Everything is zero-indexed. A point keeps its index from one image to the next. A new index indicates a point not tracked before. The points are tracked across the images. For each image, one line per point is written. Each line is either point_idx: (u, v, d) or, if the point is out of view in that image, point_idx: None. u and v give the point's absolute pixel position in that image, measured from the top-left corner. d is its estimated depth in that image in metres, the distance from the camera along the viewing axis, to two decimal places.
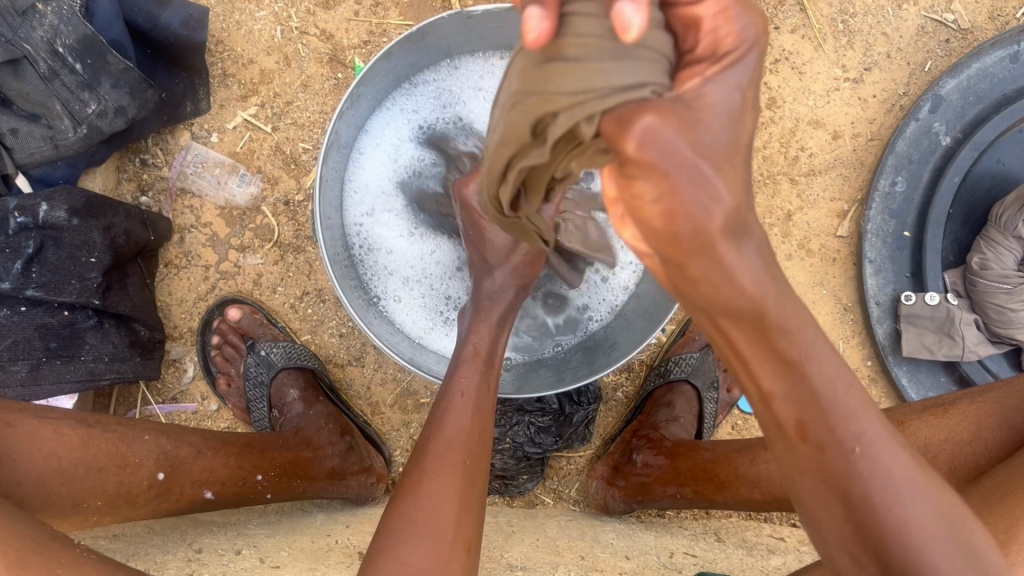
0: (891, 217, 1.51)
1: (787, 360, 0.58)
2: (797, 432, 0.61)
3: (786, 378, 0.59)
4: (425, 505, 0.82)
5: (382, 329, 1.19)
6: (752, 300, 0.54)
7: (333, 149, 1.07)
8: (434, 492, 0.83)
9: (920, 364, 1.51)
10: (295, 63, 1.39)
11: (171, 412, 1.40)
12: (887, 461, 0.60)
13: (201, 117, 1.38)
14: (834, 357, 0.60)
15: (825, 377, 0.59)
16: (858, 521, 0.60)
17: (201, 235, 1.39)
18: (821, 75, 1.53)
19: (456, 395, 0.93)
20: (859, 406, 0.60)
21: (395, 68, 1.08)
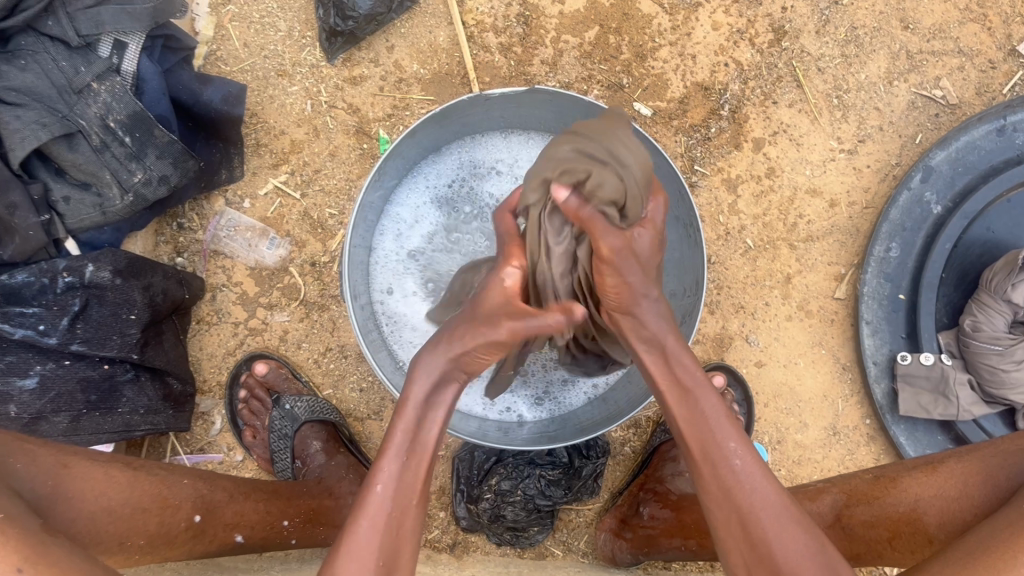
0: (886, 280, 1.58)
1: (683, 386, 0.90)
2: (699, 451, 0.88)
3: (683, 400, 0.90)
4: None
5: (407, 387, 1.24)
6: (656, 335, 0.92)
7: (362, 217, 1.15)
8: None
9: (917, 423, 1.56)
10: (323, 134, 1.50)
11: (199, 462, 1.47)
12: (753, 481, 0.85)
13: (235, 184, 1.48)
14: (718, 400, 0.90)
15: (709, 406, 0.89)
16: (748, 534, 0.83)
17: (232, 294, 1.48)
18: (818, 146, 1.62)
19: (392, 468, 0.82)
20: (734, 437, 0.87)
21: (419, 144, 1.18)
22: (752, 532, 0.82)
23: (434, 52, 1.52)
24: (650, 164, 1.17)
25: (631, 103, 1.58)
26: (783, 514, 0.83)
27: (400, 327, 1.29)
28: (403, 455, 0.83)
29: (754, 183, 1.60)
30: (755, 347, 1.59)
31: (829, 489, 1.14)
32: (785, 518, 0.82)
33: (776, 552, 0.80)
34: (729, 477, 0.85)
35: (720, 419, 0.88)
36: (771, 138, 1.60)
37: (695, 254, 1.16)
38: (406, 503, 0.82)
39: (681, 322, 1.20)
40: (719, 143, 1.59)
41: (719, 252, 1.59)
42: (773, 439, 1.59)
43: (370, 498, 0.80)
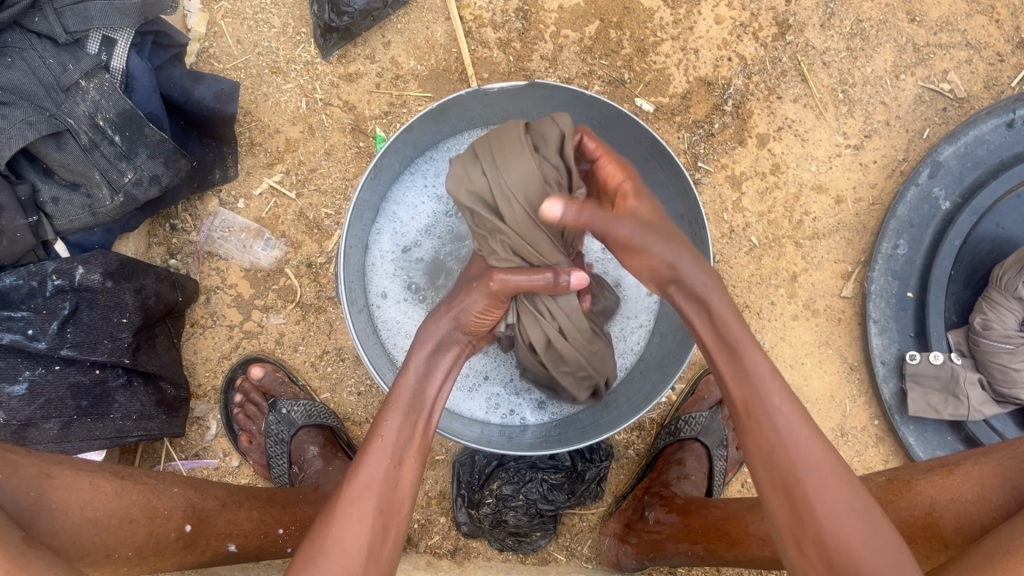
0: (893, 278, 1.55)
1: (729, 343, 0.83)
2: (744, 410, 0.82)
3: (731, 359, 0.83)
4: (346, 533, 0.79)
5: None
6: (699, 289, 0.85)
7: (358, 215, 1.12)
8: (348, 525, 0.80)
9: (926, 424, 1.53)
10: (319, 133, 1.46)
11: (194, 468, 1.44)
12: (804, 449, 0.79)
13: (229, 184, 1.45)
14: (766, 360, 0.83)
15: (757, 366, 0.82)
16: (793, 503, 0.79)
17: (227, 296, 1.45)
18: (823, 142, 1.59)
19: (396, 417, 0.89)
20: (782, 399, 0.81)
21: (416, 140, 1.15)
22: (799, 500, 0.78)
23: (432, 48, 1.49)
24: (654, 159, 1.14)
25: (633, 99, 1.55)
26: (835, 491, 0.78)
27: (398, 328, 1.26)
28: (404, 415, 0.89)
29: (758, 179, 1.57)
30: (761, 347, 1.56)
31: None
32: (839, 494, 0.78)
33: (825, 525, 0.77)
34: (767, 428, 0.80)
35: (745, 372, 0.82)
36: (775, 134, 1.57)
37: (701, 251, 1.13)
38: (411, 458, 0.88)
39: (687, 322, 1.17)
40: (723, 139, 1.56)
41: (724, 251, 1.56)
42: None
43: (378, 448, 0.86)
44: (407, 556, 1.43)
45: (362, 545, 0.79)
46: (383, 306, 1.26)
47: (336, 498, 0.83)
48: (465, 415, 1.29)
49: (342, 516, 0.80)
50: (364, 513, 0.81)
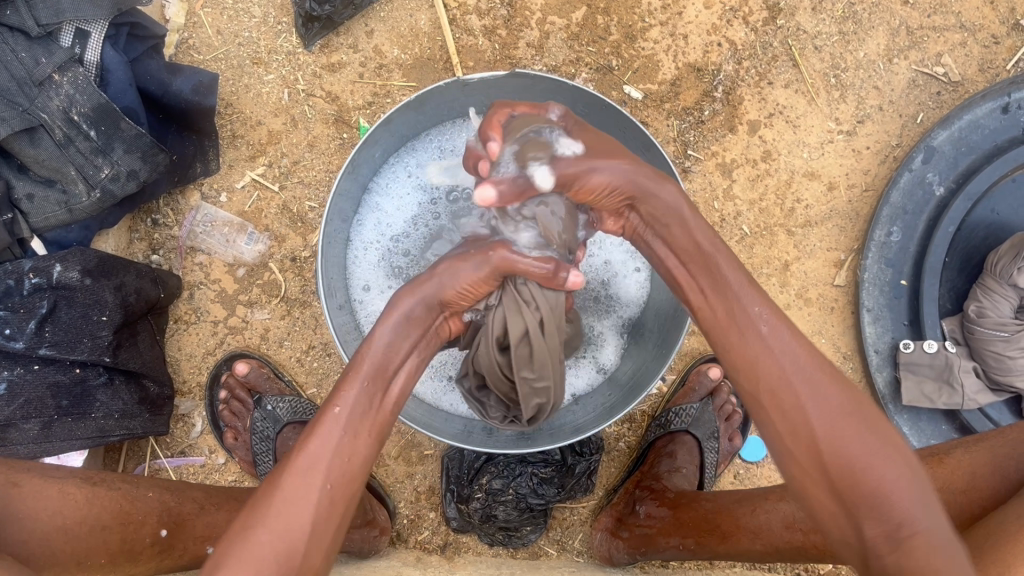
0: (887, 265, 1.53)
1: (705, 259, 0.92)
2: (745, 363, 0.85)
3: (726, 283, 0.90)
4: (287, 506, 0.77)
5: None
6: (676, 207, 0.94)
7: (336, 211, 1.10)
8: (291, 496, 0.78)
9: (920, 413, 1.52)
10: (302, 124, 1.44)
11: (179, 466, 1.42)
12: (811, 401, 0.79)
13: (211, 178, 1.43)
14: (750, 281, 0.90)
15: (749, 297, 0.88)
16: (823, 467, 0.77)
17: (210, 291, 1.43)
18: (815, 128, 1.56)
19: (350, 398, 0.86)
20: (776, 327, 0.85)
21: (395, 132, 1.13)
22: (827, 459, 0.77)
23: (415, 36, 1.46)
24: (639, 153, 1.12)
25: (621, 86, 1.52)
26: (856, 442, 0.77)
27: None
28: (358, 387, 0.87)
29: (750, 167, 1.54)
30: None
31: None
32: (860, 443, 0.77)
33: (868, 480, 0.75)
34: (760, 341, 0.84)
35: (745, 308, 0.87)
36: (766, 121, 1.55)
37: None
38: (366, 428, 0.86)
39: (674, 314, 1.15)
40: (713, 126, 1.53)
41: (715, 240, 1.54)
42: None
43: (329, 418, 0.84)
44: (396, 552, 1.41)
45: (306, 522, 0.77)
46: (366, 301, 1.24)
47: (281, 469, 0.81)
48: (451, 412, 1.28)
49: (286, 485, 0.79)
50: (308, 484, 0.79)
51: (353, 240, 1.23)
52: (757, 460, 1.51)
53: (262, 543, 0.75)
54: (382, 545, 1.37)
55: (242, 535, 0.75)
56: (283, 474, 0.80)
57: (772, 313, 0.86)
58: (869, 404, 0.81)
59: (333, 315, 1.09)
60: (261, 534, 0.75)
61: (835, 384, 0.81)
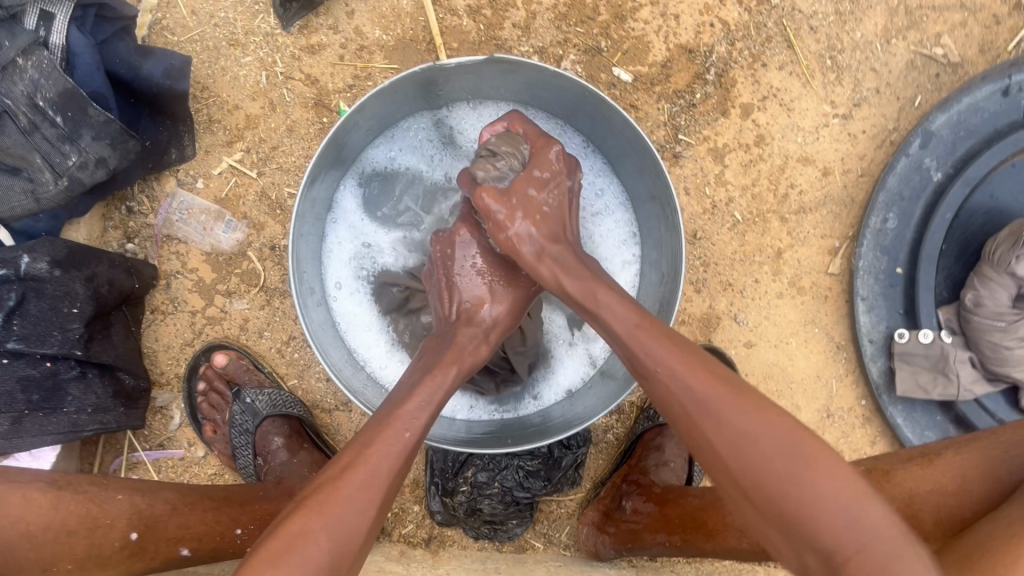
0: (883, 253, 1.49)
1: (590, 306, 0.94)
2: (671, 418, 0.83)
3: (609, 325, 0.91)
4: (290, 568, 0.72)
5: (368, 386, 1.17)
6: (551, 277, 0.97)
7: (308, 205, 1.07)
8: (296, 557, 0.73)
9: (915, 404, 1.49)
10: (280, 108, 1.40)
11: (158, 459, 1.39)
12: (717, 436, 0.77)
13: (186, 164, 1.38)
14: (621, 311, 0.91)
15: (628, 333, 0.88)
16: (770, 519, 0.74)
17: (187, 280, 1.39)
18: (810, 112, 1.52)
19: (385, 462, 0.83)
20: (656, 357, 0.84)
21: (369, 122, 1.09)
22: (755, 497, 0.75)
23: (398, 16, 1.41)
24: (623, 143, 1.08)
25: (610, 69, 1.48)
26: (783, 467, 0.74)
27: (359, 319, 1.21)
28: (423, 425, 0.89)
29: (742, 152, 1.50)
30: (745, 326, 1.50)
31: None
32: (779, 465, 0.74)
33: (809, 516, 0.71)
34: (715, 439, 0.77)
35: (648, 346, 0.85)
36: (760, 104, 1.50)
37: (673, 234, 1.06)
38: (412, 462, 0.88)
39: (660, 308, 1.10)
40: (705, 109, 1.49)
41: (707, 227, 1.50)
42: None
43: (399, 441, 0.85)
44: (380, 546, 1.38)
45: None
46: (344, 297, 1.21)
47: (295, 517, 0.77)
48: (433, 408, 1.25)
49: (349, 496, 0.79)
50: (311, 556, 0.74)
51: (330, 234, 1.20)
52: None
53: (321, 550, 0.74)
54: None
55: (300, 535, 0.75)
56: (350, 480, 0.80)
57: (719, 385, 0.80)
58: (790, 426, 0.77)
59: (305, 312, 1.06)
60: (321, 541, 0.75)
61: (796, 458, 0.74)
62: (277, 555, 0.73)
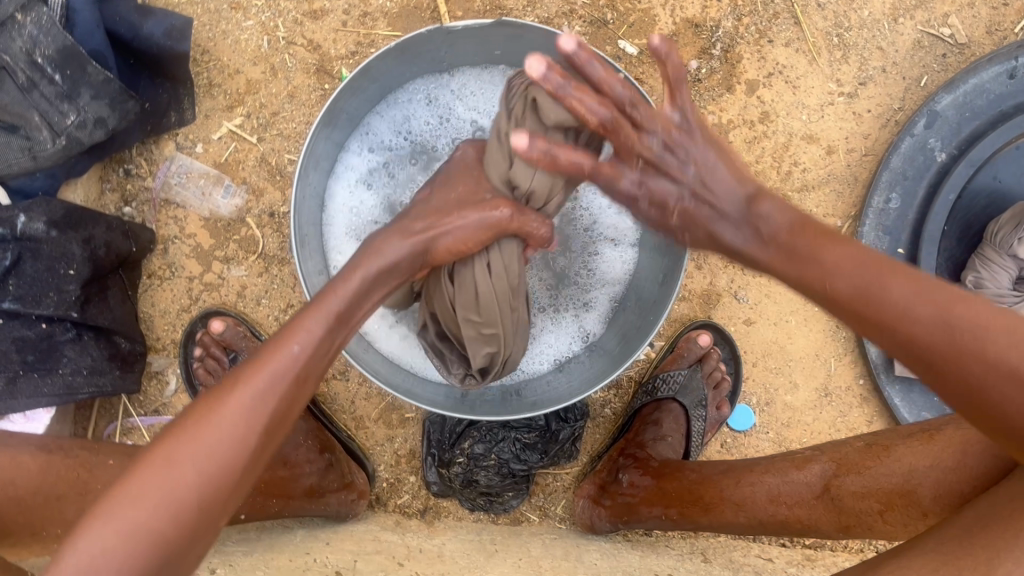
0: (885, 233, 1.49)
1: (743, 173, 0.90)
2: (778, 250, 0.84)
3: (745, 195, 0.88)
4: (183, 467, 0.68)
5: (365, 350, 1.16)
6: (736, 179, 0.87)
7: (311, 170, 1.06)
8: (189, 453, 0.69)
9: (912, 384, 1.47)
10: (282, 74, 1.38)
11: (152, 425, 1.38)
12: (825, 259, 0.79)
13: (186, 127, 1.37)
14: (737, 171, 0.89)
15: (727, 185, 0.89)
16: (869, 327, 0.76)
17: (185, 246, 1.38)
18: (815, 89, 1.51)
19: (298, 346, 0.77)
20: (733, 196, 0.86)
21: (374, 84, 1.08)
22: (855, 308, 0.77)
23: None
24: None
25: (616, 41, 1.46)
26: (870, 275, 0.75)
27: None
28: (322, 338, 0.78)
29: (746, 128, 1.49)
30: (745, 304, 1.48)
31: (817, 458, 1.06)
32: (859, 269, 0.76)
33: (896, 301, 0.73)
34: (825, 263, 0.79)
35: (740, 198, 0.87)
36: (765, 80, 1.49)
37: None
38: (311, 376, 0.77)
39: (664, 280, 1.09)
40: (710, 85, 1.48)
41: None
42: (762, 401, 1.49)
43: (282, 356, 0.75)
44: (375, 517, 1.38)
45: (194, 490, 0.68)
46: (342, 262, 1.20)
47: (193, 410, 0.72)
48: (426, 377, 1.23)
49: (221, 423, 0.70)
50: (208, 455, 0.69)
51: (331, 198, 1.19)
52: (744, 429, 1.49)
53: (197, 464, 0.69)
54: (360, 509, 1.34)
55: (165, 473, 0.68)
56: (221, 406, 0.71)
57: (870, 268, 0.76)
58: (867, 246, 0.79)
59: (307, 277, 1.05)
60: (189, 473, 0.68)
61: (898, 276, 0.74)
62: (136, 495, 0.67)
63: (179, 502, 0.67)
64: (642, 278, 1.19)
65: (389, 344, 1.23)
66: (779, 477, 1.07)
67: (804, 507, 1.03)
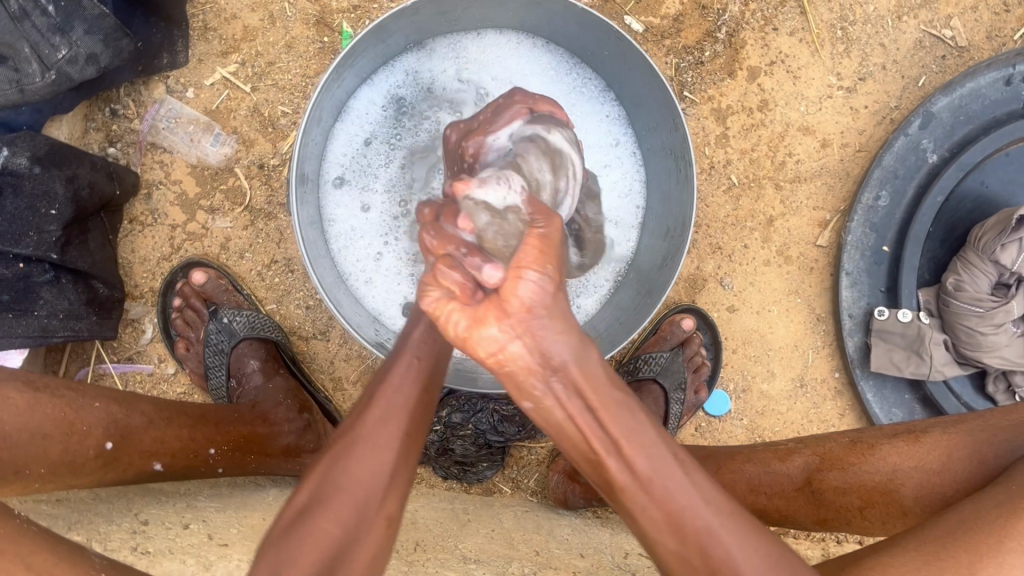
0: (871, 230, 1.49)
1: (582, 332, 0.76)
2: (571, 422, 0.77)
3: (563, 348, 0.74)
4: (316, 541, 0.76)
5: (351, 306, 1.14)
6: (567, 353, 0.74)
7: (323, 101, 1.02)
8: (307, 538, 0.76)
9: (885, 380, 1.50)
10: (280, 23, 1.34)
11: (126, 373, 1.35)
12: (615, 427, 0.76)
13: (178, 71, 1.33)
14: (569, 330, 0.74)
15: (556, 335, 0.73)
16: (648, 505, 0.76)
17: (170, 192, 1.34)
18: (815, 81, 1.51)
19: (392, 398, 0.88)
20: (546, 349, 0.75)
21: (398, 32, 1.06)
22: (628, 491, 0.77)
23: None
24: (645, 95, 1.06)
25: (622, 16, 1.46)
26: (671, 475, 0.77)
27: (354, 236, 1.17)
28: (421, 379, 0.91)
29: (745, 115, 1.49)
30: (729, 291, 1.50)
31: (800, 451, 1.08)
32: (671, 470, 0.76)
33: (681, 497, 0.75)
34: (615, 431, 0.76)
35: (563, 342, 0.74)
36: (767, 68, 1.49)
37: (684, 190, 1.03)
38: (436, 379, 0.93)
39: (662, 264, 1.08)
40: (712, 68, 1.48)
41: (702, 188, 1.48)
42: (739, 387, 1.50)
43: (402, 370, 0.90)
44: None
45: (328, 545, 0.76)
46: (337, 207, 1.17)
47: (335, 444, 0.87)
48: None
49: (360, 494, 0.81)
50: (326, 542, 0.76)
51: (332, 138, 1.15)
52: (720, 415, 1.50)
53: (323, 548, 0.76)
54: None
55: (342, 467, 0.83)
56: (382, 424, 0.86)
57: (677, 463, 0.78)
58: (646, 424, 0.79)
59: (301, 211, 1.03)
60: (369, 468, 0.83)
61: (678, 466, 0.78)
62: (308, 508, 0.80)
63: (343, 521, 0.79)
64: (641, 263, 1.17)
65: (374, 301, 1.18)
66: (761, 467, 1.09)
67: (784, 497, 1.05)
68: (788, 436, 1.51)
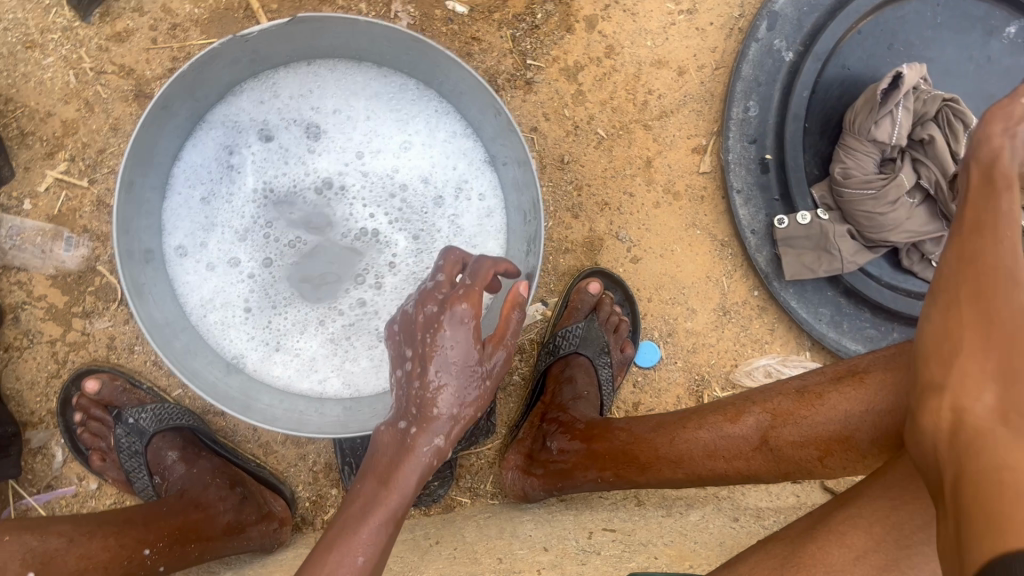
0: (750, 142, 1.47)
1: None
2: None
3: None
4: None
5: (212, 365, 1.07)
6: None
7: (134, 173, 0.96)
8: None
9: (805, 284, 1.49)
10: (98, 107, 1.29)
11: (49, 501, 1.30)
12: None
13: (8, 186, 1.28)
14: None
15: None
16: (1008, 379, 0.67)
17: (37, 310, 1.29)
18: (654, 13, 1.48)
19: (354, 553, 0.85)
20: None
21: (200, 89, 1.01)
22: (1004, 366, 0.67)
23: None
24: (461, 91, 1.05)
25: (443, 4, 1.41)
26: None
27: (213, 301, 1.12)
28: None
29: (594, 66, 1.46)
30: (627, 243, 1.48)
31: (750, 409, 1.07)
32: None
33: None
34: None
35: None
36: (603, 14, 1.46)
37: (529, 176, 1.00)
38: None
39: (528, 251, 1.05)
40: (548, 29, 1.44)
41: (573, 149, 1.46)
42: (665, 333, 1.50)
43: (381, 510, 0.89)
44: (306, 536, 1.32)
45: None
46: (188, 277, 1.11)
47: None
48: (278, 385, 1.12)
49: None
50: None
51: (166, 209, 1.10)
52: (653, 364, 1.50)
53: None
54: (287, 537, 1.28)
55: None
56: None
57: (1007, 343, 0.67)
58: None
59: (137, 289, 0.97)
60: None
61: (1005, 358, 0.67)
62: None
63: None
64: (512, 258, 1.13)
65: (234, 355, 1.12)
66: (714, 432, 1.08)
67: (743, 459, 1.05)
68: (725, 365, 1.52)
